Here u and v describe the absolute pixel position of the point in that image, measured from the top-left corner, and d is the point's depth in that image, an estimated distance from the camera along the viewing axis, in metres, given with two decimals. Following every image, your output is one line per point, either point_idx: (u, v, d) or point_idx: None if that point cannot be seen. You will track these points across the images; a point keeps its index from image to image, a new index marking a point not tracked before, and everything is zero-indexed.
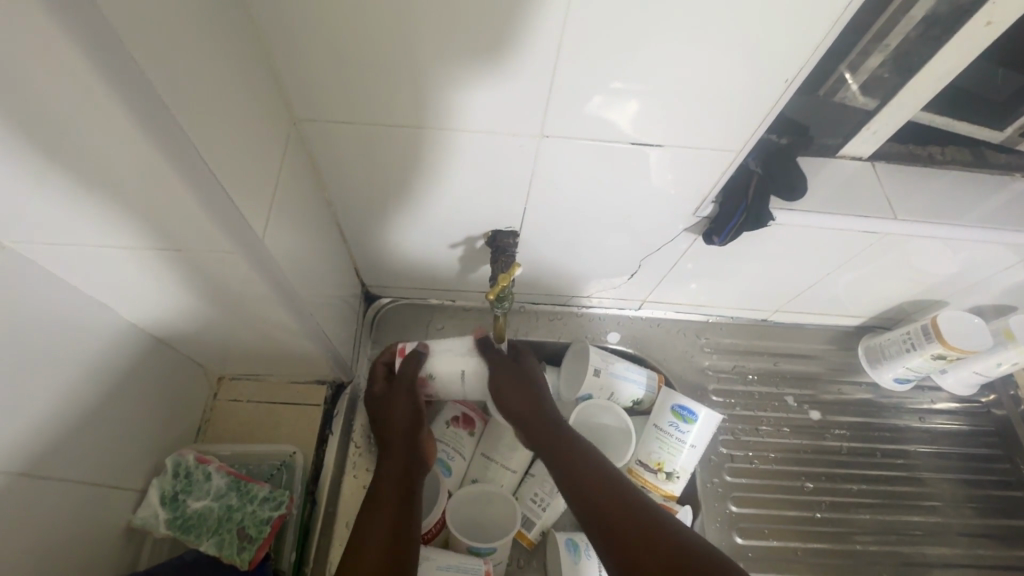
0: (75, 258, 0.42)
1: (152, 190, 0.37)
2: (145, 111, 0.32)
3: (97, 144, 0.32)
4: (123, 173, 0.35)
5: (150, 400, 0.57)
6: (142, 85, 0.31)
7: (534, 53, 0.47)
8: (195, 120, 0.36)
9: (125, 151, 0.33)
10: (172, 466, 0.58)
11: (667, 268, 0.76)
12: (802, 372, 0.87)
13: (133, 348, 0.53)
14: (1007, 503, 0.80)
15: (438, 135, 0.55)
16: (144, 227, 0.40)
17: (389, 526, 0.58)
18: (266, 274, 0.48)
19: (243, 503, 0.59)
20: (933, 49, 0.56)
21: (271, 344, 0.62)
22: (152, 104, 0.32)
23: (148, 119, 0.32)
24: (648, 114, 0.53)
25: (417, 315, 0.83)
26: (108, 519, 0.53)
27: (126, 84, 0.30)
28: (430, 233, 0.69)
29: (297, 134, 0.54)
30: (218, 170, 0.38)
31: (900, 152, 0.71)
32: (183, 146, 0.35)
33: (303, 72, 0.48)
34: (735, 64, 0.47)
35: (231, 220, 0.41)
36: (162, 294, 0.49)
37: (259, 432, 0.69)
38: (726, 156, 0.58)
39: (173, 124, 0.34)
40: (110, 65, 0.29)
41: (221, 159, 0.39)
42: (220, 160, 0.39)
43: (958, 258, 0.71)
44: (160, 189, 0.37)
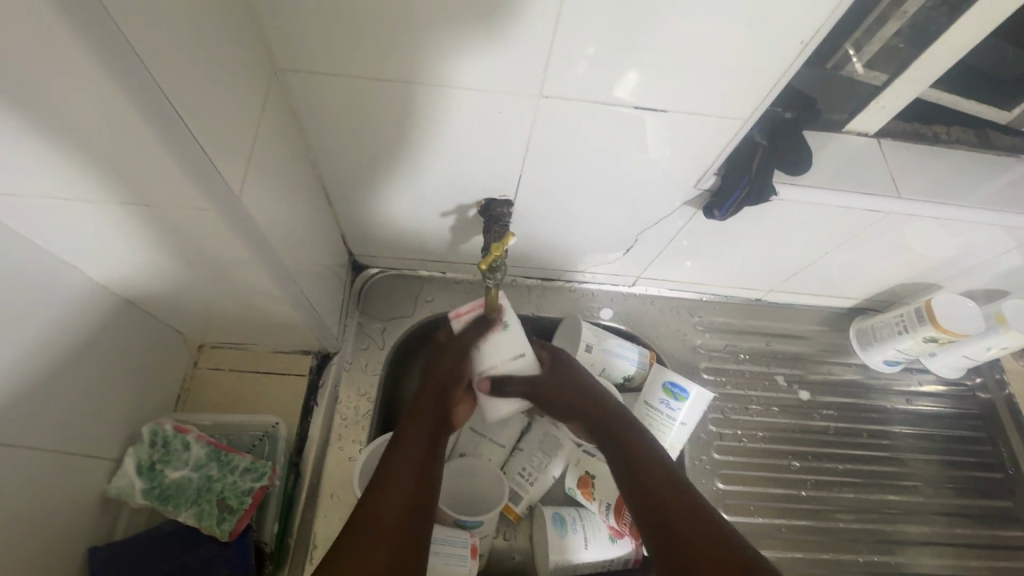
0: (34, 210, 0.39)
1: (113, 134, 0.33)
2: (103, 47, 0.28)
3: (45, 79, 0.29)
4: (78, 114, 0.31)
5: (122, 367, 0.55)
6: (97, 13, 0.27)
7: (537, 3, 0.43)
8: (162, 61, 0.33)
9: (78, 89, 0.30)
10: (148, 435, 0.56)
11: (663, 244, 0.75)
12: (792, 352, 0.86)
13: (102, 311, 0.51)
14: (986, 485, 0.82)
15: (431, 93, 0.52)
16: (107, 177, 0.37)
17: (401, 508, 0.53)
18: (245, 235, 0.45)
19: (224, 473, 0.57)
20: (951, 18, 0.53)
21: (253, 311, 0.59)
22: (110, 41, 0.29)
23: (107, 55, 0.29)
24: (654, 78, 0.50)
25: (405, 286, 0.80)
26: (80, 488, 0.51)
27: (83, 15, 0.27)
28: (421, 198, 0.66)
29: (279, 86, 0.50)
30: (190, 121, 0.35)
31: (905, 130, 0.69)
32: (152, 91, 0.32)
33: (285, 17, 0.45)
34: (749, 26, 0.45)
35: (208, 177, 0.38)
36: (132, 253, 0.46)
37: (241, 402, 0.68)
38: (732, 126, 0.55)
39: (137, 64, 0.30)
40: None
41: (195, 109, 0.36)
42: (191, 105, 0.36)
43: (956, 241, 0.71)
44: (125, 141, 0.34)
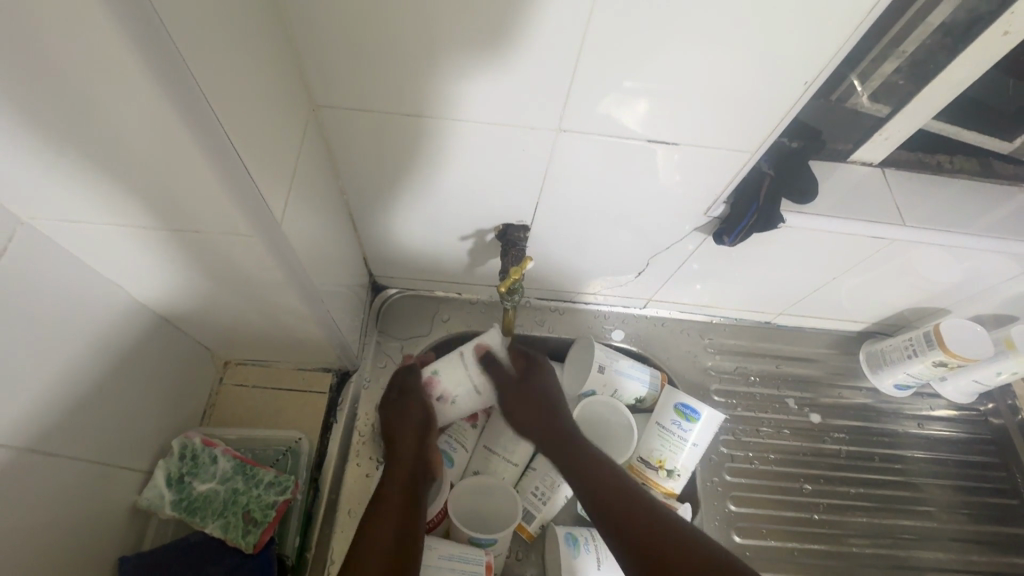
0: (92, 231, 0.43)
1: (173, 163, 0.36)
2: (172, 84, 0.31)
3: (116, 113, 0.32)
4: (143, 145, 0.34)
5: (155, 381, 0.57)
6: (177, 64, 0.31)
7: (554, 45, 0.46)
8: (223, 103, 0.36)
9: (145, 123, 0.33)
10: (178, 448, 0.58)
11: (674, 268, 0.77)
12: (803, 375, 0.87)
13: (141, 327, 0.54)
14: (1001, 511, 0.81)
15: (457, 127, 0.55)
16: (161, 203, 0.40)
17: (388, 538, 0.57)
18: (280, 258, 0.47)
19: (249, 487, 0.59)
20: (950, 56, 0.56)
21: (280, 329, 0.62)
22: (177, 79, 0.31)
23: (180, 99, 0.32)
24: (664, 114, 0.53)
25: (423, 306, 0.83)
26: (113, 497, 0.53)
27: (165, 66, 0.30)
28: (440, 223, 0.69)
29: (315, 121, 0.54)
30: (244, 157, 0.38)
31: (909, 160, 0.71)
32: (215, 131, 0.35)
33: (326, 59, 0.49)
34: (751, 67, 0.48)
35: (254, 206, 0.41)
36: (173, 273, 0.49)
37: (263, 417, 0.70)
38: (740, 156, 0.58)
39: (200, 99, 0.33)
40: (138, 32, 0.28)
41: (247, 145, 0.39)
42: (243, 138, 0.38)
43: (963, 267, 0.72)
44: (184, 173, 0.37)
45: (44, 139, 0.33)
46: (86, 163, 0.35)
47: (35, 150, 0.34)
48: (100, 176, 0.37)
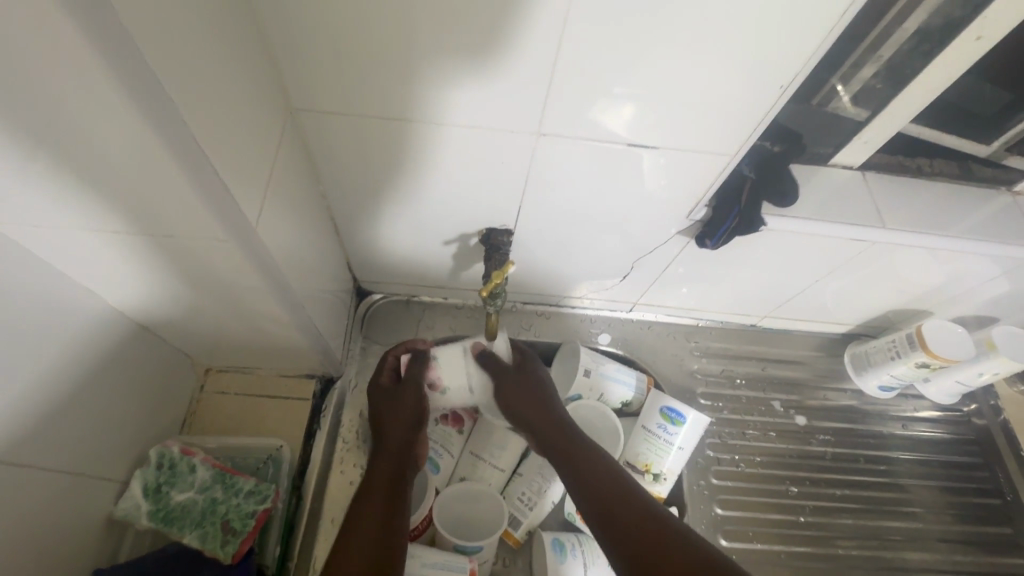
0: (62, 237, 0.42)
1: (139, 164, 0.35)
2: (135, 81, 0.30)
3: (77, 112, 0.31)
4: (107, 145, 0.33)
5: (133, 389, 0.56)
6: (145, 71, 0.30)
7: (533, 49, 0.47)
8: (195, 111, 0.35)
9: (107, 121, 0.32)
10: (155, 458, 0.57)
11: (658, 271, 0.77)
12: (789, 377, 0.88)
13: (117, 336, 0.53)
14: (986, 511, 0.82)
15: (437, 130, 0.55)
16: (129, 205, 0.39)
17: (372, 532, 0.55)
18: (257, 262, 0.46)
19: (228, 496, 0.57)
20: (924, 62, 0.57)
21: (261, 336, 0.61)
22: (139, 76, 0.30)
23: (149, 105, 0.31)
24: (643, 118, 0.53)
25: (408, 312, 0.83)
26: (87, 510, 0.52)
27: (132, 73, 0.30)
28: (423, 228, 0.69)
29: (294, 125, 0.54)
30: (219, 165, 0.38)
31: (889, 163, 0.72)
32: (186, 138, 0.34)
33: (304, 63, 0.48)
34: (729, 71, 0.48)
35: (229, 212, 0.40)
36: (149, 280, 0.48)
37: (245, 425, 0.69)
38: (721, 160, 0.58)
39: (164, 96, 0.32)
40: (103, 39, 0.28)
41: (222, 151, 0.38)
42: (214, 140, 0.37)
43: (944, 269, 0.73)
44: (156, 180, 0.36)
45: (5, 142, 0.32)
46: (49, 165, 0.34)
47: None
48: (65, 178, 0.35)
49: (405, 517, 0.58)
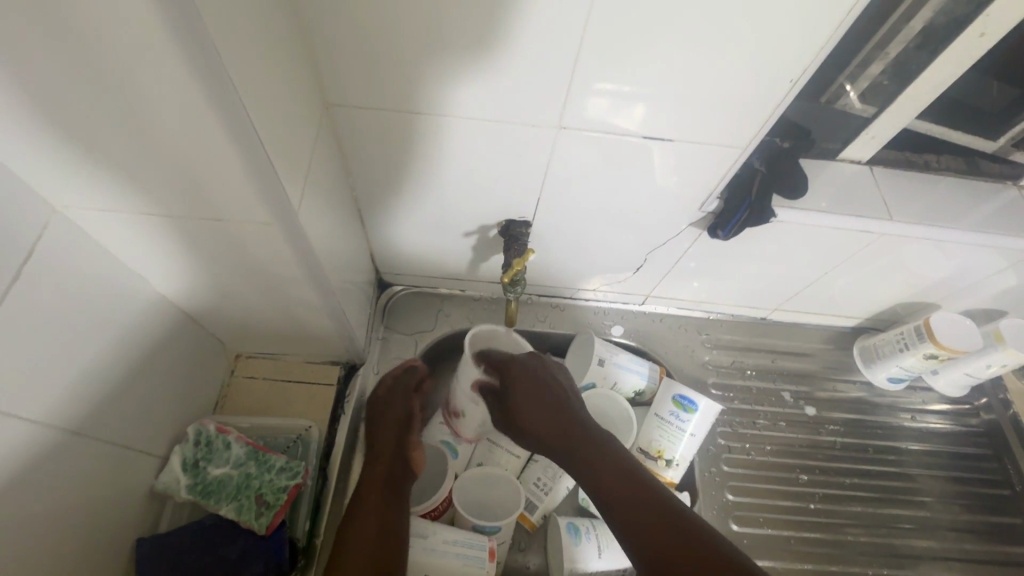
0: (120, 220, 0.45)
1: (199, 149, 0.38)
2: (204, 74, 0.33)
3: (151, 97, 0.34)
4: (174, 130, 0.37)
5: (174, 368, 0.60)
6: (212, 59, 0.32)
7: (556, 46, 0.49)
8: (252, 100, 0.38)
9: (177, 108, 0.35)
10: (194, 434, 0.60)
11: (670, 264, 0.79)
12: (799, 369, 0.89)
13: (161, 317, 0.56)
14: (995, 502, 0.83)
15: (463, 124, 0.58)
16: (185, 188, 0.42)
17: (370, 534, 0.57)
18: (296, 247, 0.49)
19: (262, 471, 0.60)
20: (930, 58, 0.59)
21: (292, 321, 0.64)
22: (209, 64, 0.32)
23: (213, 90, 0.34)
24: (659, 113, 0.56)
25: (427, 303, 0.85)
26: (132, 480, 0.55)
27: (201, 59, 0.32)
28: (445, 220, 0.71)
29: (328, 119, 0.57)
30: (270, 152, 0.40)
31: (897, 158, 0.74)
32: (244, 124, 0.37)
33: (341, 60, 0.51)
34: (741, 66, 0.50)
35: (275, 196, 0.43)
36: (194, 262, 0.51)
37: (274, 408, 0.72)
38: (733, 152, 0.60)
39: (229, 85, 0.34)
40: (179, 27, 0.30)
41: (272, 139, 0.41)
42: (267, 129, 0.40)
43: (951, 261, 0.74)
44: (212, 160, 0.39)
45: None
46: (121, 146, 0.38)
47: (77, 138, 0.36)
48: (133, 159, 0.39)
49: (401, 523, 0.60)
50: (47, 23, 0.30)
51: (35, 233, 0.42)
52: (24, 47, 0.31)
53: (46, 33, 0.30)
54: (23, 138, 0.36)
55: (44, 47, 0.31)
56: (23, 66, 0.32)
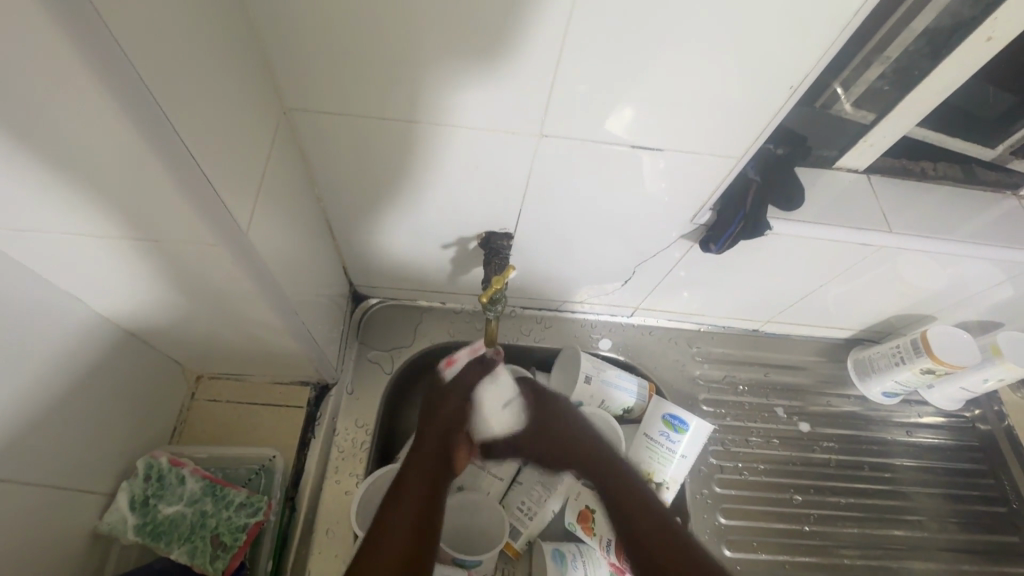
0: (40, 244, 0.40)
1: (121, 162, 0.33)
2: (118, 85, 0.29)
3: (57, 117, 0.29)
4: (88, 145, 0.31)
5: (120, 399, 0.54)
6: (124, 66, 0.28)
7: (538, 48, 0.45)
8: (180, 112, 0.33)
9: (86, 119, 0.30)
10: (143, 469, 0.54)
11: (660, 276, 0.76)
12: (792, 383, 0.86)
13: (102, 344, 0.51)
14: (992, 519, 0.81)
15: (435, 130, 0.53)
16: (109, 208, 0.36)
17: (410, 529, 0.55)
18: (251, 269, 0.45)
19: (219, 508, 0.55)
20: (932, 64, 0.56)
21: (254, 343, 0.59)
22: (122, 72, 0.28)
23: (132, 104, 0.30)
24: (647, 120, 0.52)
25: (405, 317, 0.81)
26: (71, 525, 0.50)
27: (110, 68, 0.28)
28: (421, 231, 0.67)
29: (288, 125, 0.52)
30: (207, 168, 0.36)
31: (895, 167, 0.71)
32: (170, 137, 0.32)
33: (297, 62, 0.47)
34: (736, 72, 0.47)
35: (220, 218, 0.39)
36: (136, 286, 0.46)
37: (238, 434, 0.67)
38: (726, 163, 0.57)
39: (146, 92, 0.30)
40: (79, 31, 0.26)
41: (210, 154, 0.36)
42: (203, 144, 0.36)
43: (949, 274, 0.72)
44: (140, 182, 0.34)
45: None
46: (19, 170, 0.32)
47: None
48: (39, 182, 0.33)
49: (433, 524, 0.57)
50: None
51: None
52: None
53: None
54: None
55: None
56: None
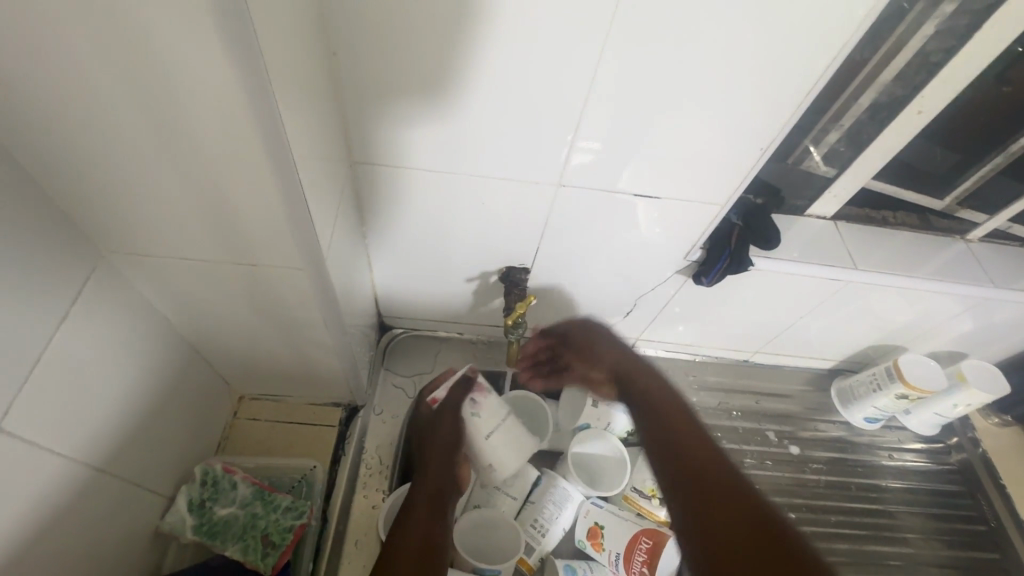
0: (161, 266, 0.49)
1: (256, 207, 0.42)
2: (275, 156, 0.38)
3: (218, 169, 0.39)
4: (233, 189, 0.40)
5: (184, 409, 0.61)
6: (283, 145, 0.38)
7: (562, 113, 0.56)
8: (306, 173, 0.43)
9: (245, 176, 0.39)
10: (200, 475, 0.60)
11: (658, 308, 0.85)
12: (781, 410, 0.94)
13: (178, 359, 0.58)
14: (973, 537, 0.86)
15: (471, 178, 0.63)
16: (226, 237, 0.45)
17: (418, 546, 0.58)
18: (322, 293, 0.53)
19: (268, 511, 0.61)
20: (879, 129, 0.67)
21: (302, 362, 0.66)
22: (280, 148, 0.37)
23: (281, 167, 0.39)
24: (652, 172, 0.62)
25: (427, 346, 0.88)
26: (139, 522, 0.55)
27: (275, 144, 0.37)
28: (448, 266, 0.76)
29: (350, 174, 0.62)
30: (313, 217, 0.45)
31: (859, 215, 0.82)
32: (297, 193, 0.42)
33: (367, 124, 0.57)
34: (722, 134, 0.58)
35: (312, 251, 0.47)
36: (217, 307, 0.54)
37: (276, 449, 0.73)
38: (714, 209, 0.67)
39: (291, 161, 0.39)
40: (261, 119, 0.35)
41: (315, 204, 0.46)
42: (313, 195, 0.45)
43: (913, 307, 0.81)
44: (266, 224, 0.43)
45: (149, 181, 0.40)
46: (174, 201, 0.41)
47: (144, 189, 0.40)
48: (184, 209, 0.42)
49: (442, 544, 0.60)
50: (125, 86, 0.33)
51: (81, 279, 0.45)
52: (115, 121, 0.35)
53: (124, 94, 0.33)
54: (91, 194, 0.41)
55: (124, 106, 0.34)
56: (97, 123, 0.35)
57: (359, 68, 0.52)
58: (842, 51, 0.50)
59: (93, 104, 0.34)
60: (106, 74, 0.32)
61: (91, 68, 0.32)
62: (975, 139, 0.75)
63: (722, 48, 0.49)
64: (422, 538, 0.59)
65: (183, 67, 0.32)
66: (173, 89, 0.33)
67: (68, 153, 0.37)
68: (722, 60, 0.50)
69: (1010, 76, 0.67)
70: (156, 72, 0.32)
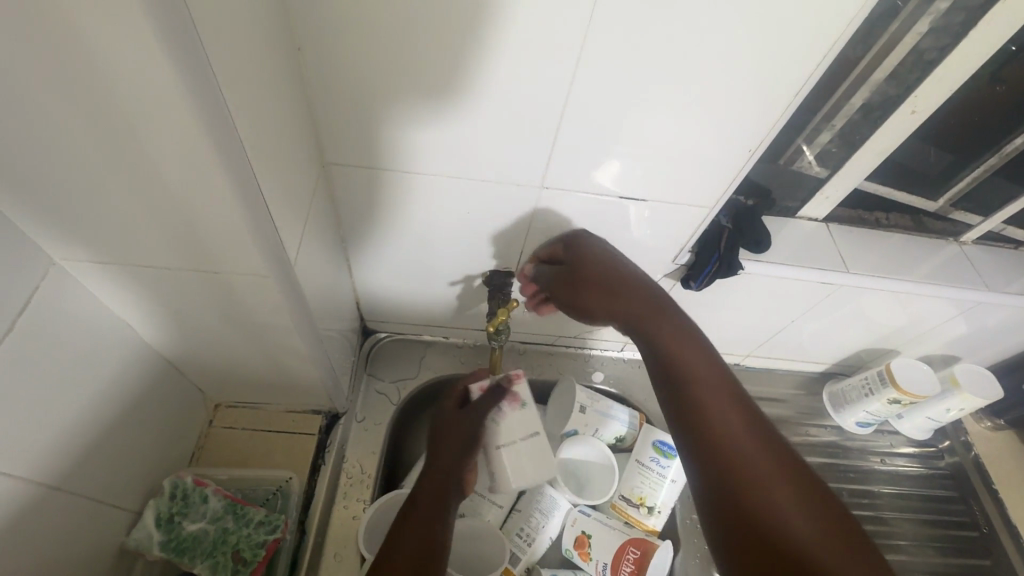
0: (119, 274, 0.46)
1: (213, 214, 0.39)
2: (228, 159, 0.36)
3: (168, 174, 0.36)
4: (185, 194, 0.38)
5: (152, 421, 0.59)
6: (234, 147, 0.36)
7: (543, 112, 0.54)
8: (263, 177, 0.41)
9: (198, 182, 0.37)
10: (169, 488, 0.58)
11: None
12: (772, 415, 0.92)
13: (144, 369, 0.56)
14: (965, 543, 0.85)
15: (450, 180, 0.61)
16: (184, 243, 0.43)
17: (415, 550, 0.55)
18: (292, 300, 0.51)
19: (239, 526, 0.59)
20: (871, 129, 0.66)
21: (277, 370, 0.64)
22: (231, 150, 0.36)
23: (235, 171, 0.37)
24: (637, 174, 0.60)
25: (411, 351, 0.86)
26: (101, 540, 0.53)
27: (226, 146, 0.35)
28: (431, 270, 0.74)
29: (324, 175, 0.60)
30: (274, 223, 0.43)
31: (852, 216, 0.80)
32: (256, 197, 0.40)
33: (339, 123, 0.55)
34: (707, 134, 0.56)
35: (276, 257, 0.45)
36: (182, 315, 0.52)
37: (252, 459, 0.71)
38: (702, 212, 0.65)
39: (245, 163, 0.37)
40: (208, 120, 0.33)
41: (276, 208, 0.44)
42: (273, 198, 0.43)
43: (905, 311, 0.80)
44: (224, 231, 0.41)
45: (94, 186, 0.37)
46: (126, 208, 0.39)
47: (90, 195, 0.38)
48: (136, 216, 0.40)
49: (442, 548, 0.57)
50: (57, 82, 0.30)
51: (29, 289, 0.42)
52: (52, 124, 0.33)
53: (56, 92, 0.31)
54: (35, 200, 0.38)
55: (58, 105, 0.32)
56: (29, 124, 0.33)
57: (328, 65, 0.50)
58: (831, 50, 0.48)
59: (25, 102, 0.31)
60: (35, 69, 0.30)
61: (16, 63, 0.29)
62: (969, 139, 0.73)
63: (706, 44, 0.47)
64: (422, 540, 0.56)
65: (117, 64, 0.30)
66: (110, 90, 0.31)
67: (2, 155, 0.35)
68: (707, 57, 0.48)
69: (1004, 75, 0.65)
70: (88, 68, 0.30)
